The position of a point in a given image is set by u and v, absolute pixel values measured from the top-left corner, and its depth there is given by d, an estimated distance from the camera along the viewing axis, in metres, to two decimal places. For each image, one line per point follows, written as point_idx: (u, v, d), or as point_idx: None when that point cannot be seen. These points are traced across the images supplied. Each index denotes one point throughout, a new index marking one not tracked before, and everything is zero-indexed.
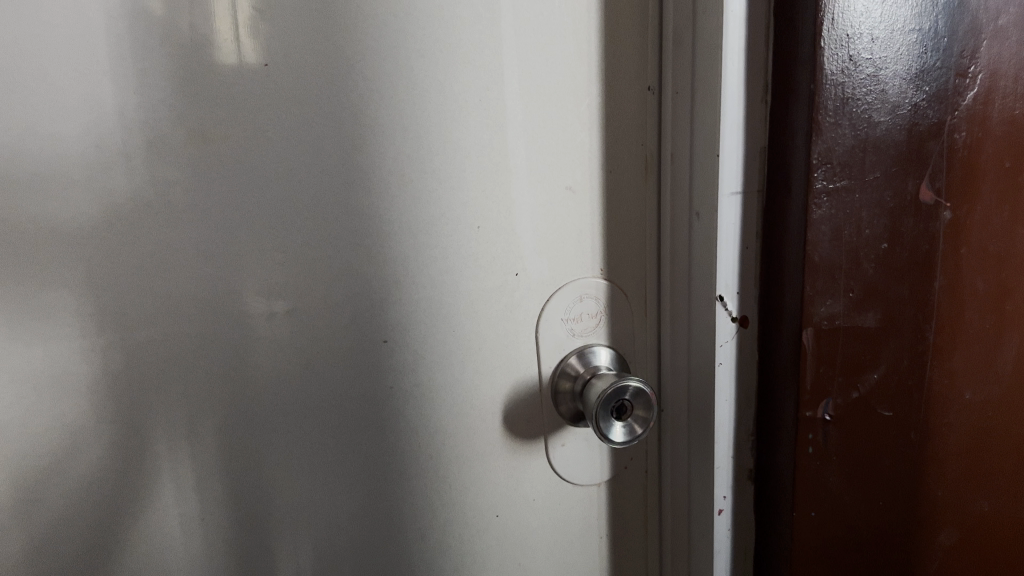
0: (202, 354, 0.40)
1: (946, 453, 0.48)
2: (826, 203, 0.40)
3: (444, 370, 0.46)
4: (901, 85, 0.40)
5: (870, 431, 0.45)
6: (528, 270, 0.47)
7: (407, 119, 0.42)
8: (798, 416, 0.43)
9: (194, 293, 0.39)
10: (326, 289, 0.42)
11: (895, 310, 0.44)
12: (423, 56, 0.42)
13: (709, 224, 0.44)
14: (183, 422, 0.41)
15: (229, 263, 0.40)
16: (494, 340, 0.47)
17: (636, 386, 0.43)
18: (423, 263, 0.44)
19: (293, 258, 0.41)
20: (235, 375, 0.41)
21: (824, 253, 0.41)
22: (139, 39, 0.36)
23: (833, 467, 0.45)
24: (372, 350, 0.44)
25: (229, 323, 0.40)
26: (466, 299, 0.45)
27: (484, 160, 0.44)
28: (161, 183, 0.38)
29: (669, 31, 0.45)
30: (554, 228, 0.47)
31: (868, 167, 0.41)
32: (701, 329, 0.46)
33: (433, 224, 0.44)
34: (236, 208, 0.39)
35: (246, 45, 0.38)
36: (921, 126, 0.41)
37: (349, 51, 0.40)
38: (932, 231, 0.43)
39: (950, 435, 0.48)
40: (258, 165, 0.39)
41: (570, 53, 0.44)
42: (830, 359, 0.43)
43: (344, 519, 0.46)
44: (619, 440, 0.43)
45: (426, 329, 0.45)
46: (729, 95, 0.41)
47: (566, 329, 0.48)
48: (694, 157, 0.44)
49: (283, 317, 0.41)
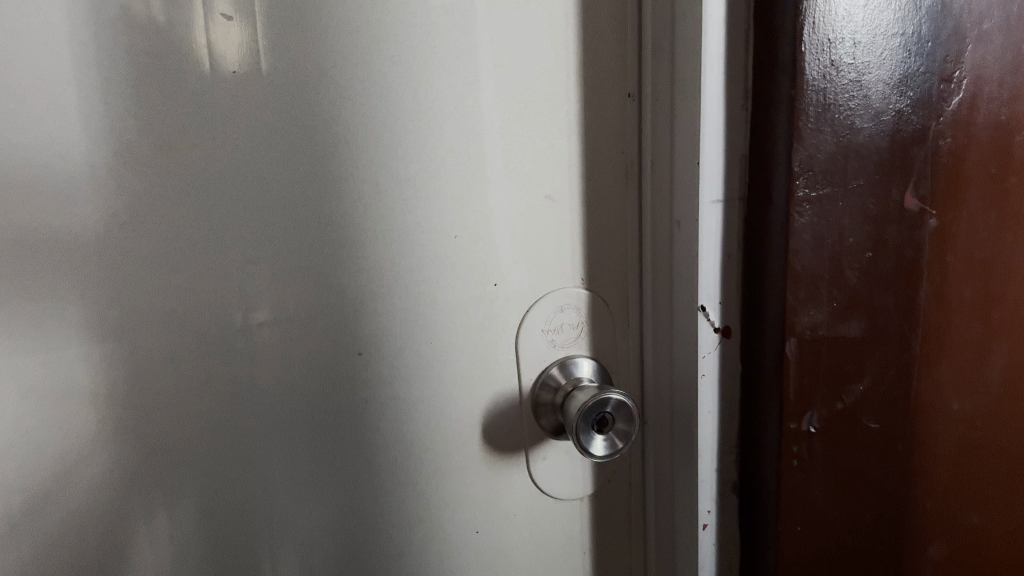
0: (171, 368, 0.39)
1: (934, 464, 0.47)
2: (808, 211, 0.40)
3: (422, 382, 0.45)
4: (884, 90, 0.40)
5: (856, 444, 0.44)
6: (508, 280, 0.45)
7: (381, 127, 0.41)
8: (783, 429, 0.42)
9: (162, 306, 0.38)
10: (298, 300, 0.41)
11: (880, 319, 0.43)
12: (397, 63, 0.41)
13: (691, 232, 0.42)
14: (153, 438, 0.40)
15: (200, 273, 0.39)
16: (472, 351, 0.46)
17: (617, 399, 0.42)
18: (398, 273, 0.43)
19: (264, 270, 0.40)
20: (205, 389, 0.40)
21: (806, 262, 0.40)
22: (103, 45, 0.35)
23: (820, 480, 0.44)
24: (346, 363, 0.43)
25: (199, 335, 0.39)
26: (444, 310, 0.44)
27: (461, 169, 0.43)
28: (128, 193, 0.37)
29: (648, 36, 0.44)
30: (533, 239, 0.45)
31: (851, 173, 0.40)
32: (684, 340, 0.45)
33: (409, 234, 0.43)
34: (204, 217, 0.38)
35: (218, 49, 0.37)
36: (904, 132, 0.41)
37: (321, 58, 0.39)
38: (917, 240, 0.43)
39: (940, 446, 0.47)
40: (226, 176, 0.38)
41: (549, 59, 0.43)
42: (815, 370, 0.42)
43: (319, 535, 0.45)
44: (600, 454, 0.42)
45: (402, 341, 0.44)
46: (710, 101, 0.40)
47: (547, 340, 0.47)
48: (676, 165, 0.43)
49: (254, 327, 0.40)
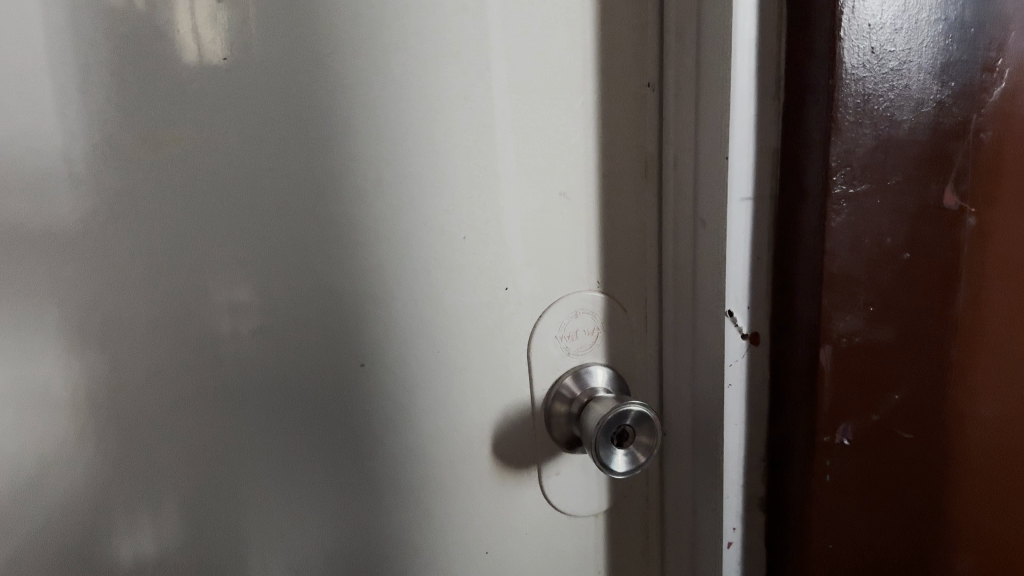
0: (157, 383, 0.36)
1: (969, 478, 0.44)
2: (845, 209, 0.37)
3: (427, 394, 0.42)
4: (924, 80, 0.37)
5: (891, 459, 0.41)
6: (519, 284, 0.42)
7: (385, 119, 0.38)
8: (815, 441, 0.40)
9: (148, 316, 0.35)
10: (295, 307, 0.38)
11: (917, 324, 0.40)
12: (401, 50, 0.37)
13: (717, 232, 0.40)
14: (137, 459, 0.36)
15: (187, 279, 0.35)
16: (480, 360, 0.43)
17: (638, 411, 0.40)
18: (403, 277, 0.40)
19: (259, 276, 0.37)
20: (194, 405, 0.37)
21: (842, 264, 0.38)
22: (81, 29, 0.32)
23: (853, 496, 0.41)
24: (347, 375, 0.40)
25: (188, 347, 0.36)
26: (451, 317, 0.41)
27: (469, 164, 0.40)
28: (109, 191, 0.33)
29: (671, 23, 0.41)
30: (546, 239, 0.42)
31: (889, 169, 0.38)
32: (707, 347, 0.42)
33: (414, 235, 0.39)
34: (193, 217, 0.35)
35: (207, 34, 0.34)
36: (945, 125, 0.38)
37: (319, 45, 0.36)
38: (955, 239, 0.40)
39: (974, 459, 0.44)
40: (217, 173, 0.35)
41: (564, 46, 0.40)
42: (849, 379, 0.39)
43: (318, 559, 0.41)
44: (621, 470, 0.40)
45: (407, 350, 0.41)
46: (741, 90, 0.38)
47: (561, 347, 0.44)
48: (700, 160, 0.40)
49: (247, 337, 0.37)
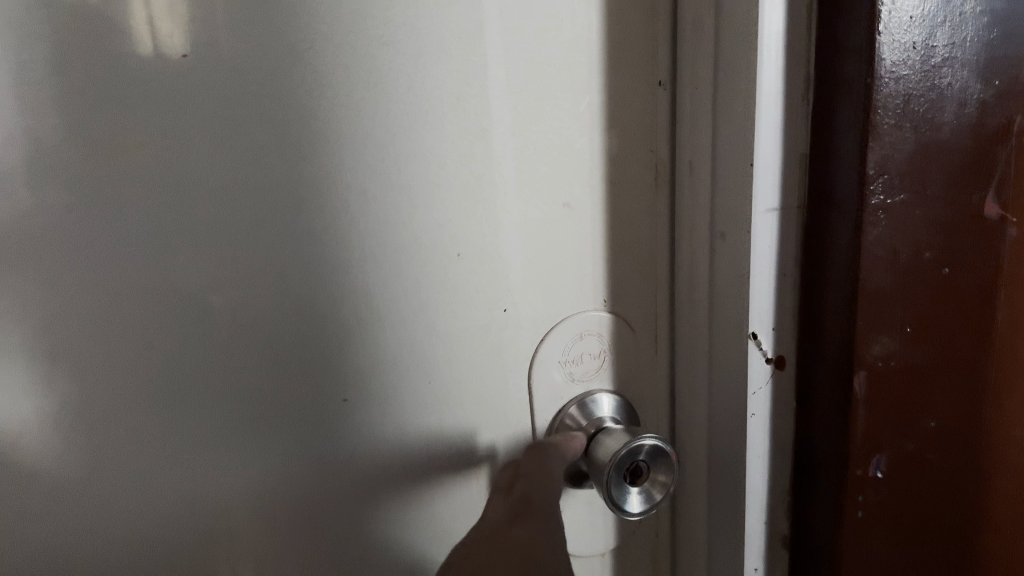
0: (112, 425, 0.32)
1: (1007, 507, 0.40)
2: (882, 221, 0.33)
3: (420, 428, 0.38)
4: (967, 78, 0.34)
5: (926, 492, 0.38)
6: (519, 304, 0.39)
7: (370, 123, 0.33)
8: (848, 476, 0.36)
9: (101, 349, 0.31)
10: (268, 336, 0.33)
11: (955, 346, 0.37)
12: (388, 44, 0.33)
13: (739, 247, 0.36)
14: (94, 510, 0.32)
15: (143, 306, 0.31)
16: (478, 389, 0.39)
17: (652, 445, 0.36)
18: (391, 300, 0.36)
19: (230, 303, 0.32)
20: (155, 449, 0.32)
21: (879, 282, 0.34)
22: (14, 20, 0.27)
23: (887, 534, 0.37)
24: (329, 412, 0.36)
25: (148, 383, 0.32)
26: (444, 341, 0.37)
27: (463, 173, 0.36)
28: (51, 207, 0.29)
29: (686, 15, 0.37)
30: (547, 254, 0.39)
31: (929, 176, 0.34)
32: (727, 372, 0.38)
33: (403, 252, 0.35)
34: (151, 237, 0.31)
35: (163, 27, 0.29)
36: (987, 127, 0.35)
37: (295, 38, 0.31)
38: (995, 252, 0.36)
39: (1012, 486, 0.40)
40: (177, 186, 0.31)
41: (568, 40, 0.36)
42: (884, 407, 0.36)
43: None
44: (635, 511, 0.36)
45: (398, 380, 0.37)
46: (766, 90, 0.34)
47: (565, 373, 0.40)
48: (719, 167, 0.37)
49: (215, 372, 0.33)
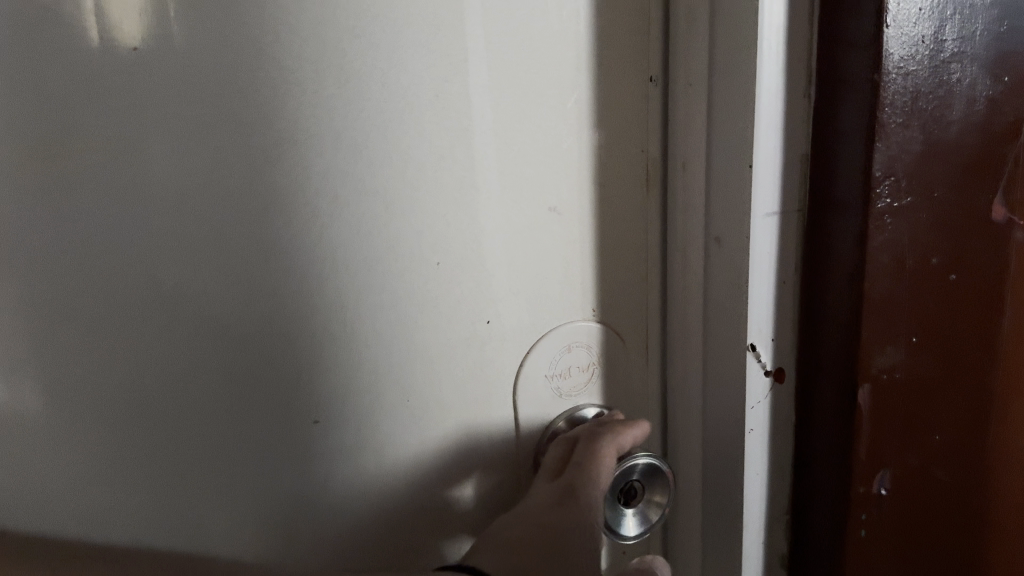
0: (72, 452, 0.29)
1: (1012, 522, 0.39)
2: (889, 226, 0.31)
3: (397, 448, 0.36)
4: (976, 74, 0.32)
5: (930, 508, 0.36)
6: (502, 315, 0.36)
7: (342, 123, 0.31)
8: (850, 494, 0.34)
9: (56, 373, 0.28)
10: (231, 357, 0.31)
11: (959, 355, 0.35)
12: (361, 36, 0.30)
13: (738, 254, 0.34)
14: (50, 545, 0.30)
15: (94, 323, 0.28)
16: (460, 406, 0.37)
17: (650, 467, 0.37)
18: (366, 314, 0.33)
19: (194, 322, 0.30)
20: (115, 480, 0.30)
21: (884, 290, 0.32)
22: None
23: (889, 552, 0.36)
24: (299, 434, 0.33)
25: (106, 409, 0.29)
26: (423, 356, 0.35)
27: (442, 176, 0.33)
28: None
29: (678, 7, 0.35)
30: (531, 261, 0.36)
31: (936, 178, 0.32)
32: (723, 386, 0.36)
33: (379, 262, 0.33)
34: (107, 249, 0.28)
35: (116, 15, 0.26)
36: (996, 126, 0.33)
37: (259, 31, 0.29)
38: (1002, 255, 0.35)
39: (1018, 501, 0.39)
40: (134, 194, 0.28)
41: (554, 32, 0.34)
42: (888, 420, 0.34)
43: None
44: (634, 533, 0.37)
45: (374, 399, 0.35)
46: (767, 87, 0.32)
47: (552, 388, 0.39)
48: (714, 169, 0.34)
49: (172, 396, 0.30)
